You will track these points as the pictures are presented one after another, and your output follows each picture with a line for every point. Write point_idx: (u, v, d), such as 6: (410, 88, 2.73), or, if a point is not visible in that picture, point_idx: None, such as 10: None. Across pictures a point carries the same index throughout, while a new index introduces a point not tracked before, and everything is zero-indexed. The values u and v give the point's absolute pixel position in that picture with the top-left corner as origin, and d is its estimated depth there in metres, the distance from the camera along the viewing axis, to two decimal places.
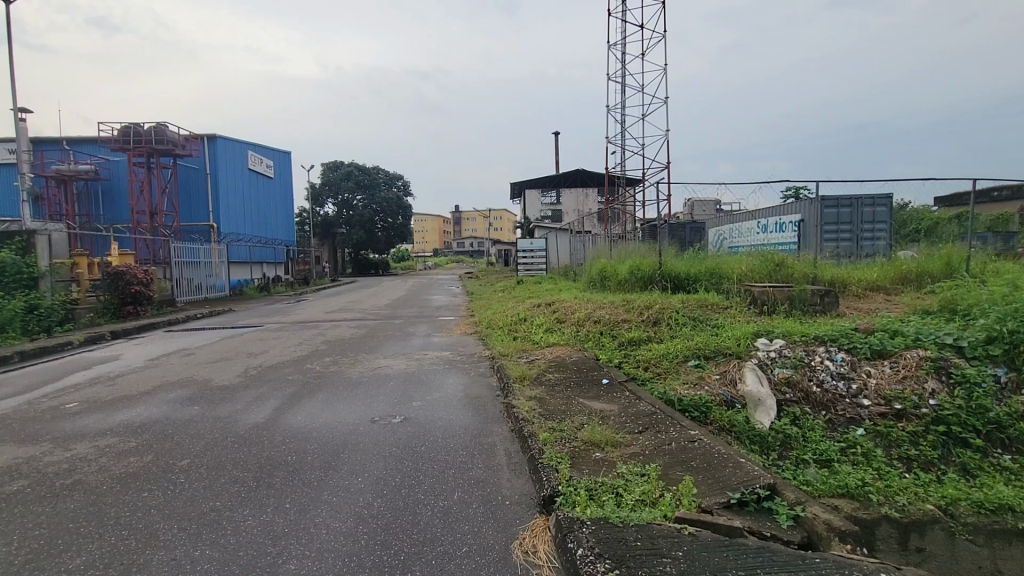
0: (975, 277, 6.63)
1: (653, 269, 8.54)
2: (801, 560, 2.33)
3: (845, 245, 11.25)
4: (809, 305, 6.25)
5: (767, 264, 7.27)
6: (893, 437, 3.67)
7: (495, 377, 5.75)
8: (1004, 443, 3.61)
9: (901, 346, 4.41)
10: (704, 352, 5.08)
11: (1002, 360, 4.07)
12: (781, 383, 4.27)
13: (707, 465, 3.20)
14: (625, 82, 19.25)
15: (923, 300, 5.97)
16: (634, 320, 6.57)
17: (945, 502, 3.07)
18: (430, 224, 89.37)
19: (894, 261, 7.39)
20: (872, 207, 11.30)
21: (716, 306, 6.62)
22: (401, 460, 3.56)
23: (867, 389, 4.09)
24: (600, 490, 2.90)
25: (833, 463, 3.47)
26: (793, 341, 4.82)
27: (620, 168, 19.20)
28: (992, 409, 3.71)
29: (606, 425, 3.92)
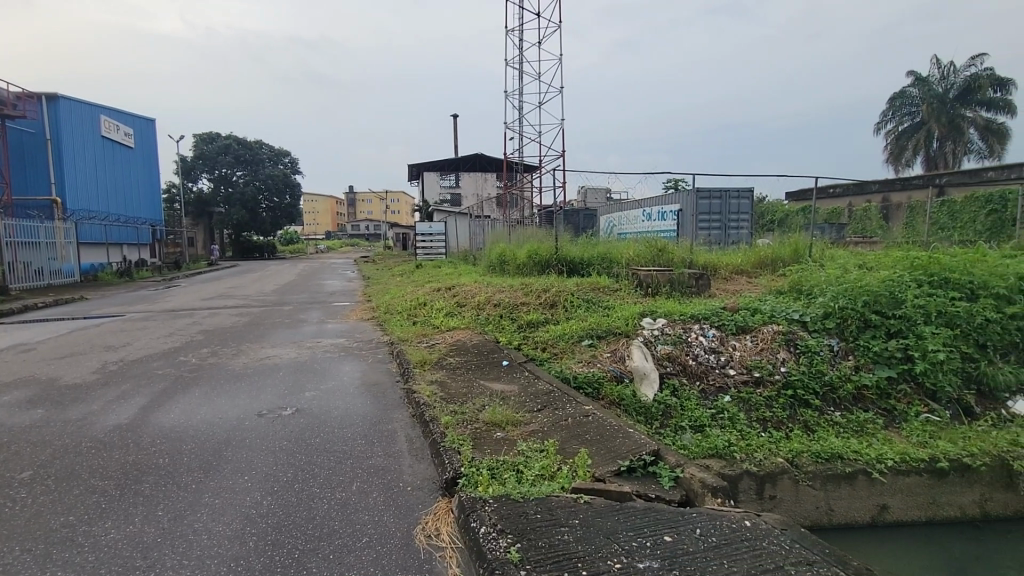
0: (815, 261, 7.70)
1: (549, 253, 8.86)
2: (680, 516, 2.60)
3: (715, 234, 12.46)
4: (686, 287, 6.86)
5: (649, 249, 7.83)
6: (753, 401, 4.20)
7: (394, 362, 5.64)
8: (836, 401, 4.28)
9: (759, 322, 5.03)
10: (597, 332, 5.38)
11: (835, 331, 4.81)
12: (663, 357, 4.67)
13: (601, 437, 3.42)
14: (522, 68, 19.49)
15: (776, 282, 6.83)
16: (532, 303, 6.78)
17: (792, 456, 3.57)
18: (321, 205, 84.30)
19: (754, 248, 8.35)
20: (737, 200, 12.59)
21: (606, 289, 7.05)
22: (293, 454, 3.37)
23: (733, 360, 4.63)
24: (501, 469, 2.98)
25: (705, 427, 3.89)
26: (673, 320, 5.29)
27: (518, 154, 19.52)
28: (827, 373, 4.38)
29: (506, 405, 4.04)
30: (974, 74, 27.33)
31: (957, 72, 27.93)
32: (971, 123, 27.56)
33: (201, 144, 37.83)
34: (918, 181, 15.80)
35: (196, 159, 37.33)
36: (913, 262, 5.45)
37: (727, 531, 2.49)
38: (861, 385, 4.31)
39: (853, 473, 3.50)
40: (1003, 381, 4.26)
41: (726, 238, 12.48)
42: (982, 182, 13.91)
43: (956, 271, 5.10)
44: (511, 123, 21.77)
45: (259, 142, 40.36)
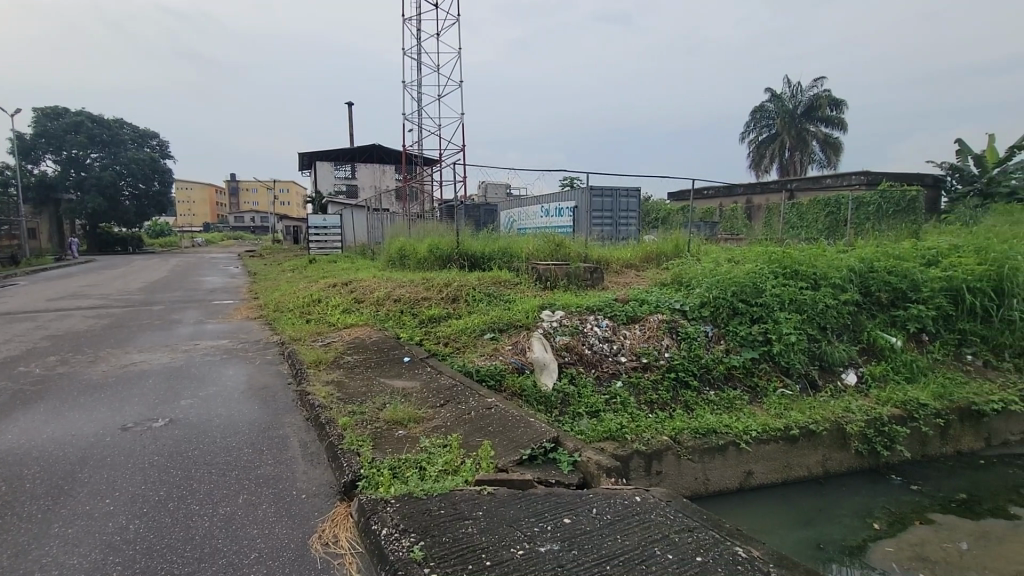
0: (693, 255, 8.46)
1: (450, 248, 8.83)
2: (578, 498, 2.75)
3: (608, 230, 13.14)
4: (581, 280, 7.19)
5: (547, 244, 8.08)
6: (641, 385, 4.53)
7: (286, 363, 5.28)
8: (711, 381, 4.75)
9: (646, 312, 5.44)
10: (498, 325, 5.48)
11: (709, 318, 5.33)
12: (561, 348, 4.87)
13: (502, 429, 3.49)
14: (420, 59, 19.10)
15: (660, 275, 7.41)
16: (434, 298, 6.72)
17: (675, 433, 3.91)
18: (198, 194, 76.31)
19: (641, 244, 8.95)
20: (626, 199, 13.44)
21: (507, 283, 7.19)
22: (167, 470, 3.04)
23: (624, 348, 4.95)
24: (404, 467, 2.93)
25: (599, 412, 4.14)
26: (570, 312, 5.53)
27: (417, 146, 19.14)
28: (704, 356, 4.84)
29: (408, 402, 3.98)
30: (816, 95, 31.54)
31: (803, 92, 32.01)
32: (813, 136, 31.91)
33: (43, 120, 32.50)
34: (774, 186, 17.91)
35: (37, 137, 31.93)
36: (771, 256, 6.19)
37: (620, 508, 2.67)
38: (730, 366, 4.82)
39: (725, 444, 3.93)
40: (839, 357, 5.00)
41: (617, 234, 13.24)
42: (823, 188, 16.10)
43: (803, 263, 5.88)
44: (409, 115, 21.29)
45: (119, 121, 35.56)
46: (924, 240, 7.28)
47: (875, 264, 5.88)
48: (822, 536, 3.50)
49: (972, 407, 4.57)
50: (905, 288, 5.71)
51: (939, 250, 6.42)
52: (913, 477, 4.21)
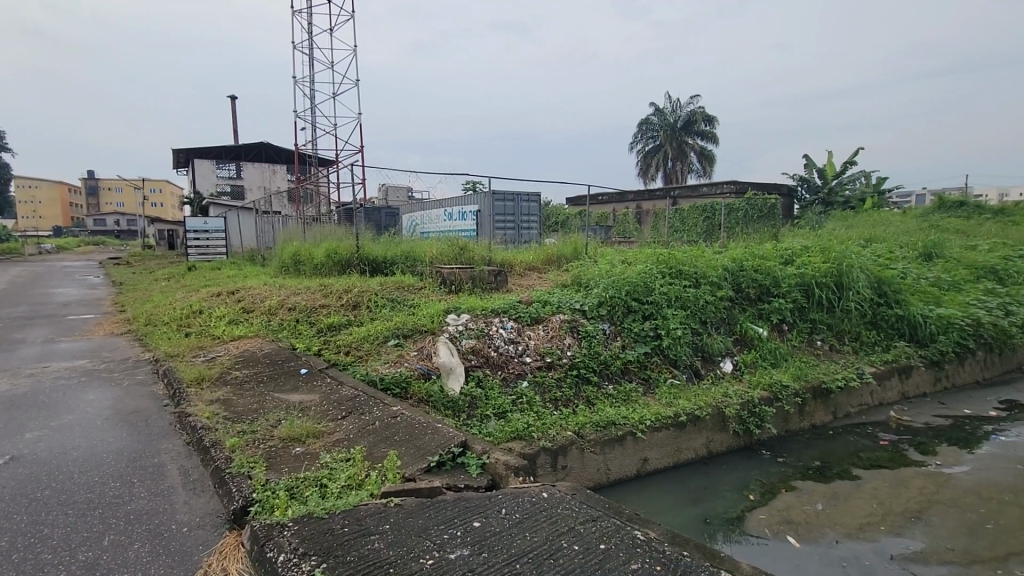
0: (591, 257, 8.89)
1: (350, 253, 8.47)
2: (487, 500, 2.77)
3: (510, 234, 13.36)
4: (485, 283, 7.25)
5: (451, 248, 8.06)
6: (546, 384, 4.67)
7: (161, 383, 4.74)
8: (610, 376, 5.02)
9: (548, 312, 5.62)
10: (402, 331, 5.35)
11: (607, 317, 5.64)
12: (467, 351, 4.88)
13: (409, 437, 3.42)
14: (313, 54, 18.11)
15: (561, 276, 7.69)
16: (333, 305, 6.40)
17: (579, 428, 4.09)
18: (44, 193, 65.95)
19: (542, 247, 9.22)
20: (527, 203, 13.81)
21: (411, 288, 7.04)
22: (8, 517, 2.59)
23: (528, 349, 5.07)
24: (302, 487, 2.76)
25: (506, 413, 4.20)
26: (476, 315, 5.56)
27: (311, 145, 18.13)
28: (603, 353, 5.11)
29: (306, 417, 3.76)
30: (693, 111, 34.69)
31: (682, 107, 35.03)
32: (692, 148, 35.05)
33: None
34: (660, 193, 19.38)
35: None
36: (659, 257, 6.69)
37: (528, 506, 2.74)
38: (626, 360, 5.14)
39: (623, 435, 4.18)
40: (718, 348, 5.53)
41: (520, 237, 13.51)
42: (701, 195, 17.71)
43: (686, 263, 6.43)
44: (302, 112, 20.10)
45: None
46: (782, 242, 8.29)
47: (745, 263, 6.59)
48: (708, 511, 3.85)
49: (822, 385, 5.29)
50: (769, 284, 6.46)
51: (794, 250, 7.36)
52: (780, 451, 4.77)
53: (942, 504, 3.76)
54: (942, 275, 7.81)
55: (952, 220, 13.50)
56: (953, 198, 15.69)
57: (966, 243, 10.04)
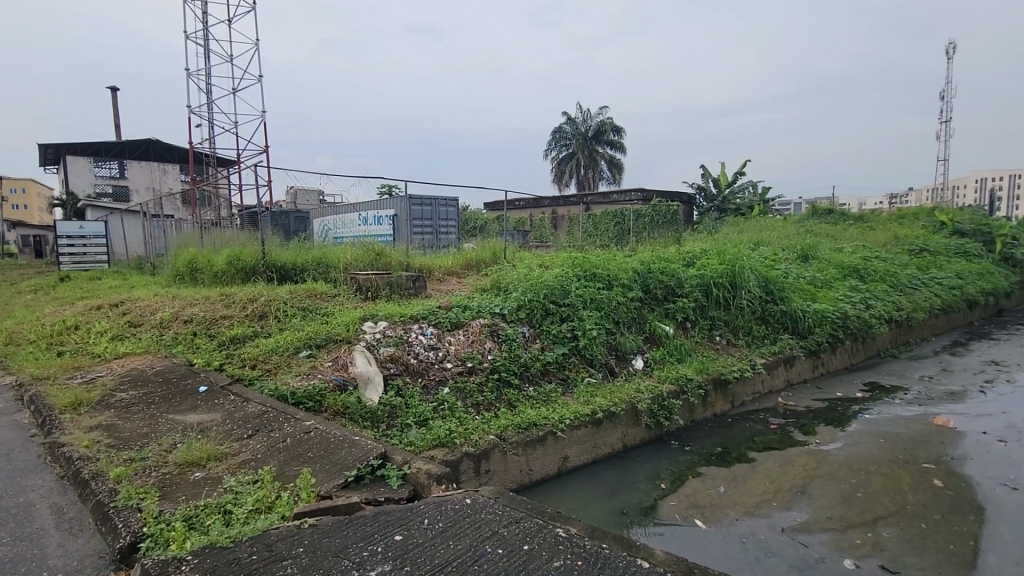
0: (509, 260, 9.00)
1: (254, 259, 7.91)
2: (408, 512, 2.72)
3: (428, 239, 13.17)
4: (404, 289, 7.10)
5: (367, 253, 7.83)
6: (467, 389, 4.66)
7: (27, 411, 4.14)
8: (531, 377, 5.11)
9: (469, 317, 5.62)
10: (315, 341, 5.08)
11: (526, 320, 5.73)
12: (386, 359, 4.74)
13: (324, 452, 3.26)
14: (209, 45, 16.72)
15: (480, 281, 7.71)
16: (237, 316, 5.95)
17: (500, 431, 4.13)
18: None
19: (461, 252, 9.18)
20: (445, 208, 13.71)
21: (323, 296, 6.73)
22: None
23: (449, 354, 5.03)
24: (203, 515, 2.54)
25: (428, 421, 4.15)
26: (394, 322, 5.42)
27: (208, 144, 16.75)
28: (523, 355, 5.18)
29: (206, 439, 3.46)
30: (603, 121, 36.34)
31: (592, 117, 36.55)
32: (602, 156, 36.67)
33: None
34: (574, 199, 20.08)
35: None
36: (574, 261, 6.92)
37: (451, 514, 2.72)
38: (545, 362, 5.25)
39: (543, 435, 4.28)
40: (630, 346, 5.82)
41: (438, 242, 13.38)
42: (612, 201, 18.57)
43: (599, 266, 6.71)
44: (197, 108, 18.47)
45: None
46: (684, 246, 8.91)
47: (652, 266, 7.00)
48: (624, 503, 4.05)
49: (721, 377, 5.76)
50: (674, 285, 6.91)
51: (695, 253, 7.94)
52: (686, 440, 5.12)
53: (822, 477, 4.23)
54: (816, 274, 8.78)
55: (823, 225, 15.25)
56: (824, 206, 17.70)
57: (836, 245, 11.37)
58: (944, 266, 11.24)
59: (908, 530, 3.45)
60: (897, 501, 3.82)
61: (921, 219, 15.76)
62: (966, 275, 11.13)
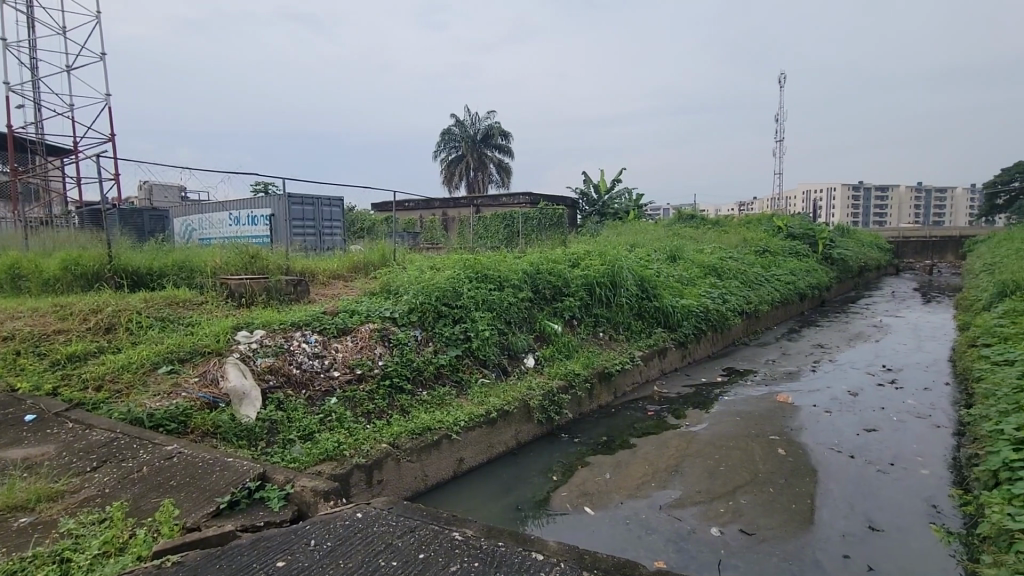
0: (399, 262, 8.76)
1: (98, 264, 6.80)
2: (293, 534, 2.54)
3: (310, 241, 12.39)
4: (283, 294, 6.61)
5: (238, 255, 7.19)
6: (357, 397, 4.45)
7: None
8: (424, 382, 5.02)
9: (356, 322, 5.37)
10: (178, 354, 4.52)
11: (417, 323, 5.62)
12: (264, 371, 4.37)
13: (190, 479, 2.92)
14: (31, 12, 14.12)
15: (368, 284, 7.41)
16: (75, 329, 5.10)
17: (393, 439, 4.03)
18: None
19: (347, 254, 8.76)
20: (328, 208, 13.00)
21: (186, 304, 6.02)
22: None
23: (336, 362, 4.76)
24: (32, 568, 2.15)
25: (314, 434, 3.91)
26: (272, 330, 5.01)
27: (33, 128, 14.18)
28: (416, 359, 5.07)
29: (35, 478, 2.93)
30: (491, 125, 36.88)
31: (480, 120, 37.00)
32: (491, 160, 37.26)
33: None
34: (464, 201, 20.13)
35: None
36: (465, 263, 6.91)
37: (341, 531, 2.59)
38: (438, 365, 5.20)
39: (437, 439, 4.23)
40: (521, 345, 5.97)
41: (321, 244, 12.64)
42: (500, 204, 18.87)
43: (490, 267, 6.78)
44: None
45: None
46: (569, 247, 9.33)
47: (540, 267, 7.24)
48: (518, 498, 4.15)
49: (605, 370, 6.14)
50: (561, 285, 7.21)
51: (579, 255, 8.36)
52: (575, 432, 5.39)
53: (691, 456, 4.69)
54: (683, 273, 9.71)
55: (688, 229, 16.93)
56: (688, 212, 19.65)
57: (699, 247, 12.65)
58: (782, 265, 13.04)
59: (761, 496, 3.95)
60: (752, 470, 4.37)
61: (764, 224, 18.14)
62: (798, 273, 13.03)
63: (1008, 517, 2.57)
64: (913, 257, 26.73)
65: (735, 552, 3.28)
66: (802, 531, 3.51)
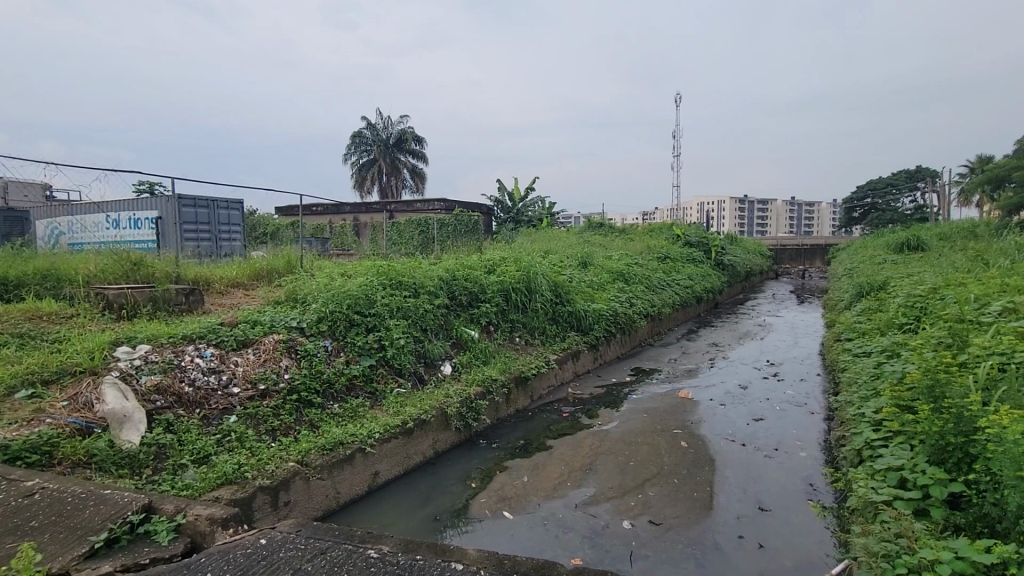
0: (307, 269, 8.29)
1: None
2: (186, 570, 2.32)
3: (205, 246, 11.39)
4: (172, 304, 6.01)
5: (118, 262, 6.43)
6: (260, 414, 4.14)
7: None
8: (334, 394, 4.79)
9: (259, 333, 5.00)
10: (41, 376, 3.93)
11: (327, 332, 5.35)
12: (149, 391, 3.93)
13: (56, 518, 2.56)
14: None
15: (272, 293, 6.94)
16: None
17: (302, 456, 3.81)
18: None
19: (248, 261, 8.14)
20: (226, 211, 12.05)
21: (52, 318, 5.27)
22: None
23: (236, 377, 4.40)
24: None
25: (210, 457, 3.60)
26: (160, 344, 4.52)
27: None
28: (326, 371, 4.82)
29: None
30: (404, 129, 36.19)
31: (393, 124, 36.20)
32: (404, 165, 36.55)
33: None
34: (376, 206, 19.56)
35: None
36: (378, 270, 6.69)
37: (242, 561, 2.40)
38: (351, 376, 4.98)
39: (351, 453, 4.06)
40: (438, 352, 5.89)
41: (218, 250, 11.66)
42: (414, 210, 18.57)
43: (405, 274, 6.61)
44: None
45: None
46: (485, 254, 9.37)
47: (457, 273, 7.18)
48: (437, 509, 4.09)
49: (521, 375, 6.24)
50: (477, 291, 7.21)
51: (494, 261, 8.42)
52: (492, 437, 5.41)
53: (603, 453, 4.89)
54: (593, 278, 10.13)
55: (597, 236, 17.69)
56: (597, 220, 20.57)
57: (607, 254, 13.27)
58: (681, 270, 14.06)
59: (666, 487, 4.22)
60: (657, 463, 4.65)
61: (665, 232, 19.47)
62: (695, 278, 14.12)
63: (872, 490, 2.95)
64: (789, 263, 30.05)
65: (645, 543, 3.46)
66: (702, 517, 3.79)
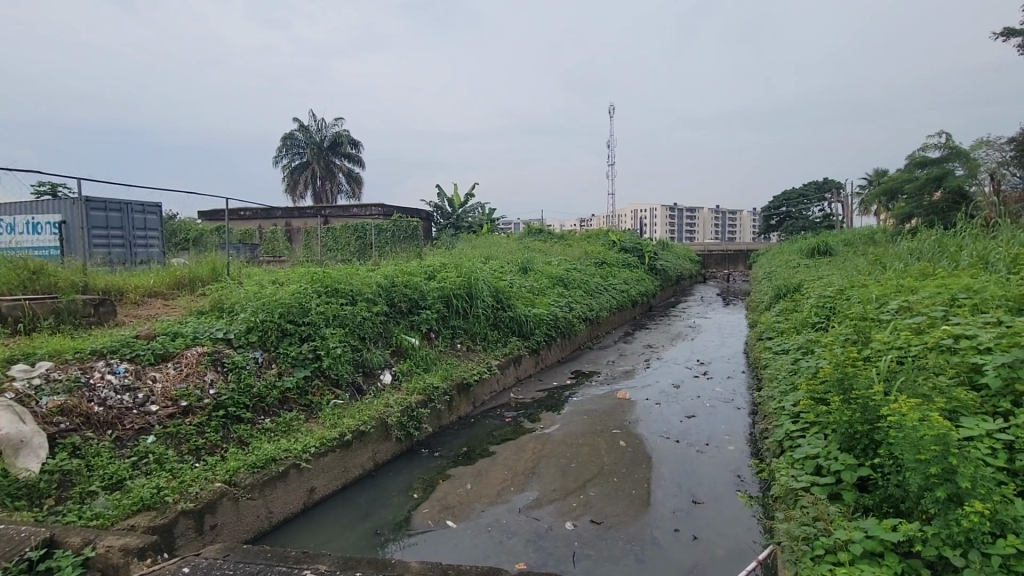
0: (234, 277, 7.83)
1: None
2: None
3: (117, 252, 10.49)
4: (79, 317, 5.48)
5: (13, 270, 5.77)
6: (182, 432, 3.85)
7: None
8: (266, 408, 4.54)
9: (181, 346, 4.66)
10: None
11: (258, 343, 5.07)
12: (51, 413, 3.55)
13: None
14: None
15: (195, 302, 6.50)
16: None
17: (230, 475, 3.58)
18: None
19: (167, 268, 7.57)
20: (142, 215, 11.23)
21: None
22: None
23: (154, 395, 4.07)
24: None
25: (125, 482, 3.32)
26: (64, 362, 4.10)
27: None
28: (256, 385, 4.55)
29: None
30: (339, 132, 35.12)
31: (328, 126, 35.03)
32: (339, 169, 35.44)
33: None
34: (310, 211, 18.84)
35: None
36: (312, 277, 6.42)
37: None
38: (284, 389, 4.75)
39: (284, 470, 3.87)
40: (377, 361, 5.73)
41: (132, 256, 10.78)
42: (351, 215, 18.05)
43: (341, 281, 6.38)
44: None
45: None
46: (424, 260, 9.24)
47: (395, 279, 7.03)
48: (378, 522, 3.97)
49: (463, 382, 6.20)
50: (417, 297, 7.09)
51: (434, 267, 8.32)
52: (435, 446, 5.33)
53: (545, 457, 4.95)
54: (533, 284, 10.25)
55: (536, 242, 18.00)
56: (537, 226, 20.90)
57: (546, 260, 13.48)
58: (617, 275, 14.53)
59: (607, 486, 4.33)
60: (597, 464, 4.76)
61: (601, 238, 20.08)
62: (630, 282, 14.64)
63: (792, 478, 3.18)
64: (715, 267, 31.82)
65: (587, 542, 3.54)
66: (641, 513, 3.92)
